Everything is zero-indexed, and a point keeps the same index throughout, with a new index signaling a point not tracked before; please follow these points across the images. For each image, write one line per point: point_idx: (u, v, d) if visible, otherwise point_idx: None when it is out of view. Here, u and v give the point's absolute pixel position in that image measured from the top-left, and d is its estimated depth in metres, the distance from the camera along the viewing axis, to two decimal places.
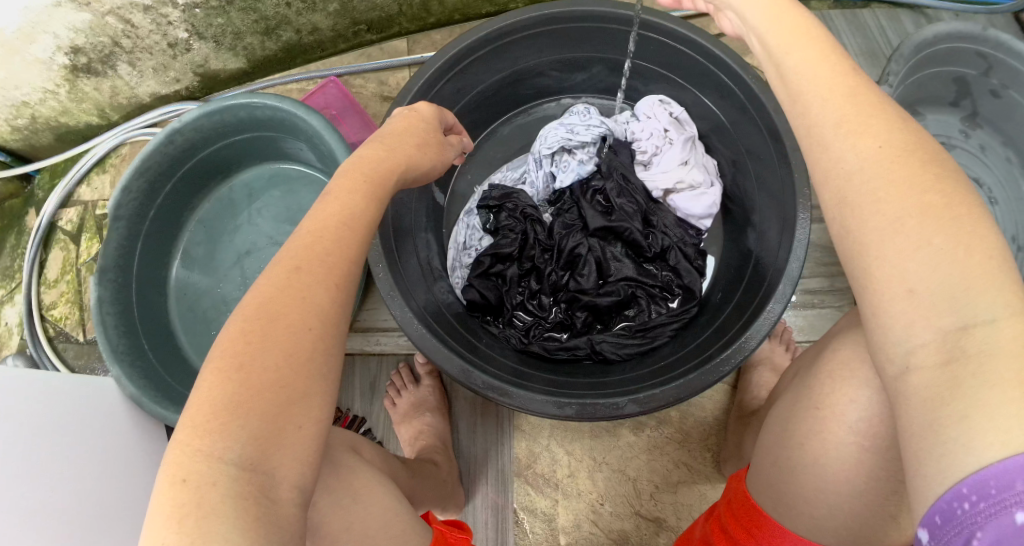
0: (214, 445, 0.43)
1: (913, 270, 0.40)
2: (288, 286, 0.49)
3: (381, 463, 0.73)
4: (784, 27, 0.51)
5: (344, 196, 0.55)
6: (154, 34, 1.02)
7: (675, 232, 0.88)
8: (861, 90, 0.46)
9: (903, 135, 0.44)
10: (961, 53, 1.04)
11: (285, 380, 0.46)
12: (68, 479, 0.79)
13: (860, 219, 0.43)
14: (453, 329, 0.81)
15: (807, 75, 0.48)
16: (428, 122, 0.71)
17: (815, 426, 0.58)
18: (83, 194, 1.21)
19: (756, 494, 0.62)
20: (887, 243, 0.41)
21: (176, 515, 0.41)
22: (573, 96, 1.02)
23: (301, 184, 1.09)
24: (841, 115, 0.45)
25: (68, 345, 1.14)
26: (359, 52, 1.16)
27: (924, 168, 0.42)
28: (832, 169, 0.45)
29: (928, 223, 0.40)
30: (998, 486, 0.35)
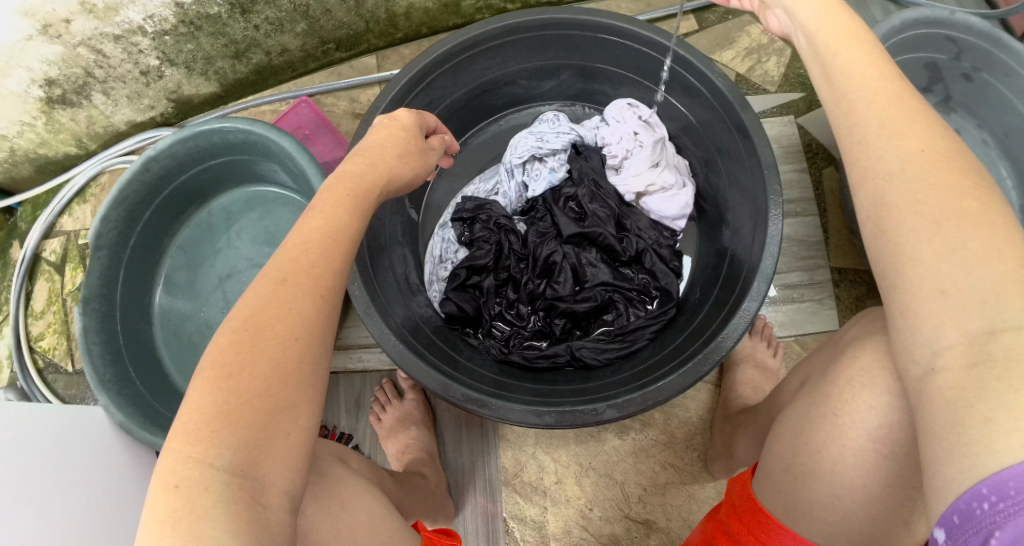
0: (206, 451, 0.43)
1: (947, 271, 0.41)
2: (273, 300, 0.49)
3: (369, 472, 0.73)
4: (834, 33, 0.53)
5: (327, 210, 0.55)
6: (126, 63, 1.02)
7: (650, 234, 0.89)
8: (905, 98, 0.48)
9: (945, 142, 0.46)
10: (931, 38, 1.02)
11: (274, 388, 0.46)
12: (60, 509, 0.79)
13: (896, 219, 0.44)
14: (432, 344, 0.81)
15: (854, 77, 0.50)
16: (409, 130, 0.69)
17: (833, 431, 0.56)
18: (66, 224, 1.21)
19: (763, 497, 0.62)
20: (921, 244, 0.43)
21: (169, 520, 0.41)
22: (542, 105, 1.02)
23: (278, 204, 1.10)
24: (885, 115, 0.47)
25: (58, 376, 1.14)
26: (329, 70, 1.16)
27: (963, 173, 0.44)
28: (872, 167, 0.47)
29: (966, 226, 0.42)
30: (1017, 487, 0.35)
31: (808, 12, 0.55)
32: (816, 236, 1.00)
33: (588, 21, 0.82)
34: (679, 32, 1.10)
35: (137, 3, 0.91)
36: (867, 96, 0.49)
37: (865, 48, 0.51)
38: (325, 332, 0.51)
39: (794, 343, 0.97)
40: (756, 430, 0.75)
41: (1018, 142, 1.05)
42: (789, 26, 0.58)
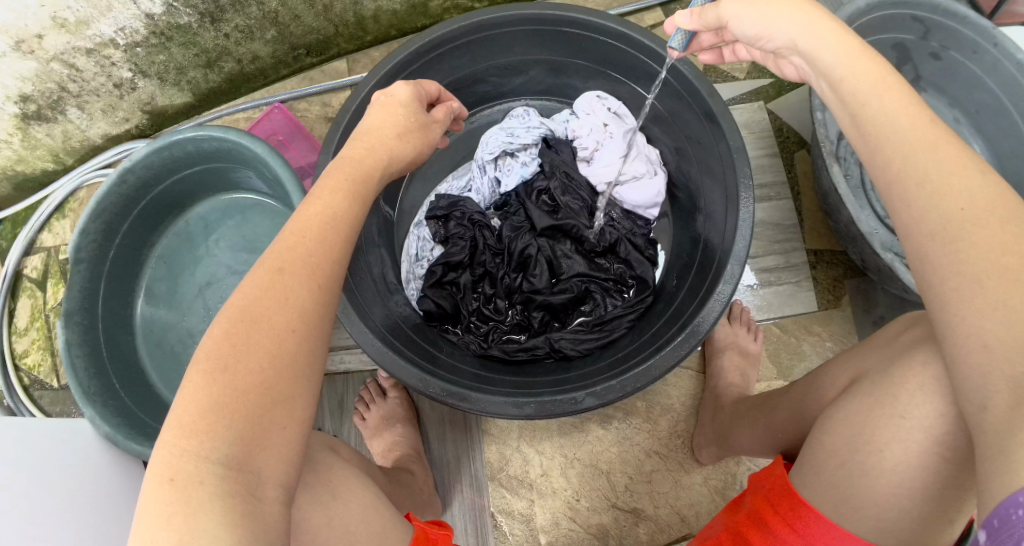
0: (202, 445, 0.44)
1: (991, 328, 0.43)
2: (269, 287, 0.50)
3: (358, 462, 0.74)
4: (866, 79, 0.51)
5: (326, 197, 0.56)
6: (99, 76, 1.02)
7: (624, 224, 0.91)
8: (941, 142, 0.48)
9: (984, 191, 0.46)
10: (897, 19, 1.03)
11: (269, 382, 0.47)
12: (50, 524, 0.79)
13: (940, 277, 0.46)
14: (411, 340, 0.82)
15: (884, 127, 0.50)
16: (407, 106, 0.68)
17: (899, 433, 0.56)
18: (46, 240, 1.21)
19: (805, 491, 0.60)
20: (966, 303, 0.44)
21: (164, 513, 0.41)
22: (512, 101, 1.03)
23: (255, 211, 1.11)
24: (924, 173, 0.47)
25: (44, 392, 1.14)
26: (301, 76, 1.17)
27: (1005, 227, 0.44)
28: (914, 225, 0.48)
29: (1007, 284, 0.43)
30: None
31: (833, 58, 0.53)
32: (791, 220, 1.01)
33: (568, 22, 0.83)
34: (647, 23, 1.11)
35: (108, 16, 0.91)
36: (901, 142, 0.49)
37: (898, 94, 0.50)
38: (321, 326, 0.52)
39: (774, 326, 0.98)
40: (771, 422, 0.75)
41: (990, 119, 1.07)
42: (811, 73, 0.57)
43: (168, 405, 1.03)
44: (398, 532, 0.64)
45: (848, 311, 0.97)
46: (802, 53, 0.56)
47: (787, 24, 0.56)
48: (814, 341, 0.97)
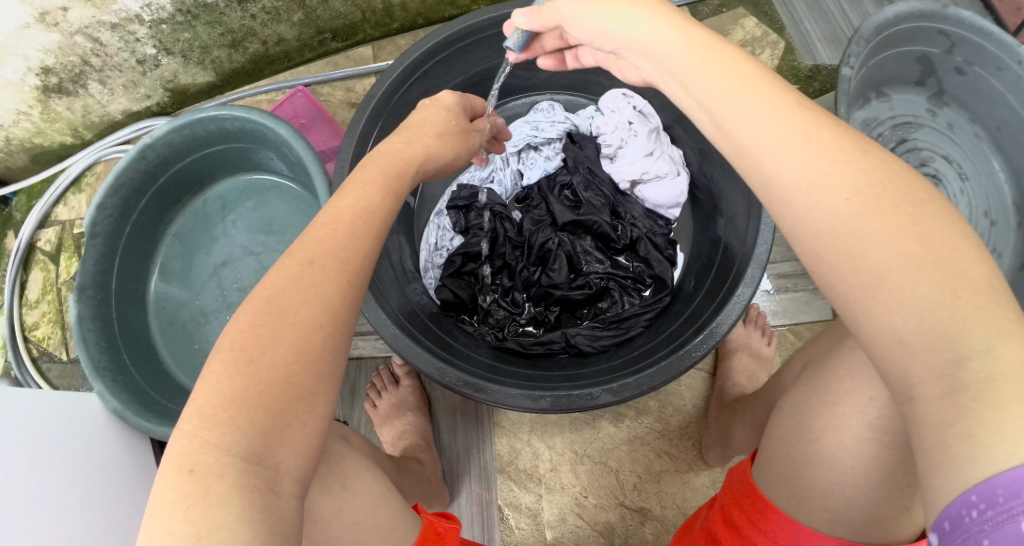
0: (223, 436, 0.43)
1: (901, 324, 0.38)
2: (296, 280, 0.49)
3: (368, 451, 0.73)
4: (724, 76, 0.47)
5: (357, 191, 0.57)
6: (123, 52, 1.02)
7: (644, 223, 0.90)
8: (813, 131, 0.43)
9: (867, 174, 0.41)
10: (922, 32, 1.02)
11: (293, 376, 0.46)
12: (56, 499, 0.79)
13: (839, 277, 0.40)
14: (428, 328, 0.82)
15: (749, 126, 0.44)
16: (448, 109, 0.70)
17: (832, 419, 0.58)
18: (61, 213, 1.22)
19: (765, 487, 0.61)
20: (875, 300, 0.39)
21: (182, 505, 0.41)
22: (538, 94, 1.02)
23: (274, 194, 1.10)
24: (799, 168, 0.42)
25: (52, 366, 1.14)
26: (325, 60, 1.17)
27: (898, 210, 0.39)
28: (798, 227, 0.42)
29: (912, 273, 0.37)
30: (1007, 494, 0.32)
31: (675, 56, 0.50)
32: None
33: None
34: None
35: None
36: (767, 137, 0.43)
37: (761, 80, 0.46)
38: (349, 317, 0.51)
39: (788, 332, 0.98)
40: (755, 418, 0.75)
41: (1010, 135, 1.06)
42: (655, 73, 0.54)
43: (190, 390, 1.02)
44: (405, 523, 0.63)
45: None
46: (643, 53, 0.53)
47: (624, 23, 0.53)
48: None
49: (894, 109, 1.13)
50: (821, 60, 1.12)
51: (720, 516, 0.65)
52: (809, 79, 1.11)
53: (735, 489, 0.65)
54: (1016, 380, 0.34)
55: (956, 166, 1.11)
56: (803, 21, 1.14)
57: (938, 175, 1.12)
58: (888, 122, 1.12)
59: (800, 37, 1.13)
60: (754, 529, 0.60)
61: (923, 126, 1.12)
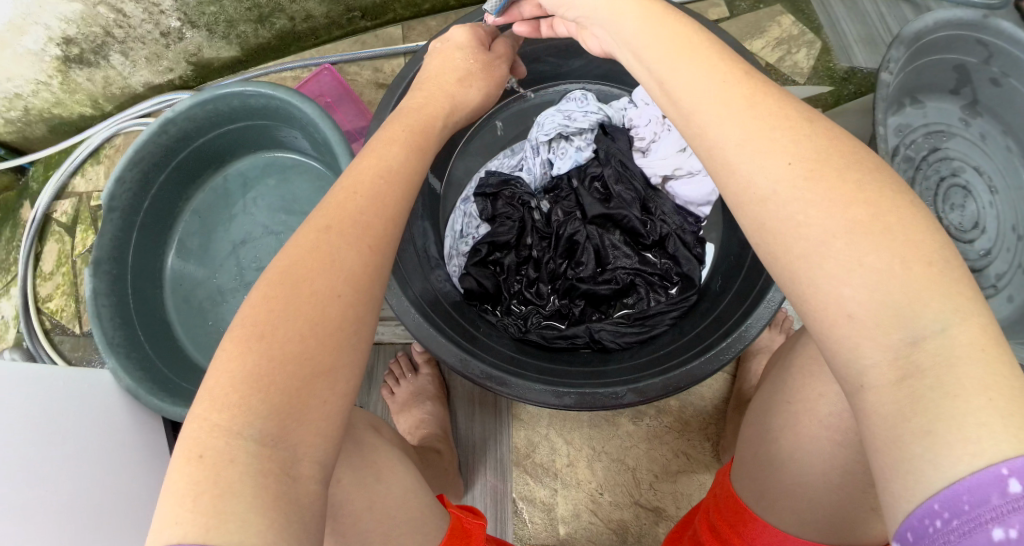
0: (233, 420, 0.41)
1: (849, 295, 0.36)
2: (315, 247, 0.47)
3: (400, 446, 0.72)
4: (668, 44, 0.47)
5: (383, 153, 0.55)
6: (146, 24, 1.00)
7: (674, 219, 0.88)
8: (757, 97, 0.43)
9: (813, 143, 0.40)
10: (961, 41, 0.98)
11: (308, 352, 0.44)
12: (60, 475, 0.77)
13: (784, 244, 0.39)
14: (450, 317, 0.81)
15: (695, 90, 0.44)
16: (464, 48, 0.70)
17: (790, 417, 0.60)
18: (79, 185, 1.21)
19: (739, 490, 0.62)
20: (816, 267, 0.38)
21: (191, 493, 0.38)
22: (571, 82, 0.98)
23: (297, 172, 1.09)
24: (745, 132, 0.41)
25: (65, 338, 1.13)
26: (354, 38, 1.14)
27: (842, 178, 0.39)
28: (742, 194, 0.41)
29: (858, 239, 0.37)
30: (972, 502, 0.31)
31: (630, 25, 0.50)
32: None
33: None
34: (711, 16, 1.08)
35: None
36: (711, 102, 0.43)
37: (707, 48, 0.46)
38: (371, 285, 0.49)
39: None
40: None
41: None
42: (613, 44, 0.54)
43: (202, 367, 1.02)
44: (435, 520, 0.63)
45: None
46: (600, 23, 0.54)
47: None
48: None
49: (927, 116, 1.06)
50: (857, 62, 1.09)
51: (703, 520, 0.67)
52: (844, 81, 1.09)
53: (716, 498, 0.66)
54: (973, 367, 0.33)
55: (985, 179, 1.03)
56: (840, 20, 1.11)
57: (969, 188, 1.04)
58: (920, 129, 1.05)
59: (836, 38, 1.10)
60: (732, 532, 0.62)
61: (955, 136, 1.05)
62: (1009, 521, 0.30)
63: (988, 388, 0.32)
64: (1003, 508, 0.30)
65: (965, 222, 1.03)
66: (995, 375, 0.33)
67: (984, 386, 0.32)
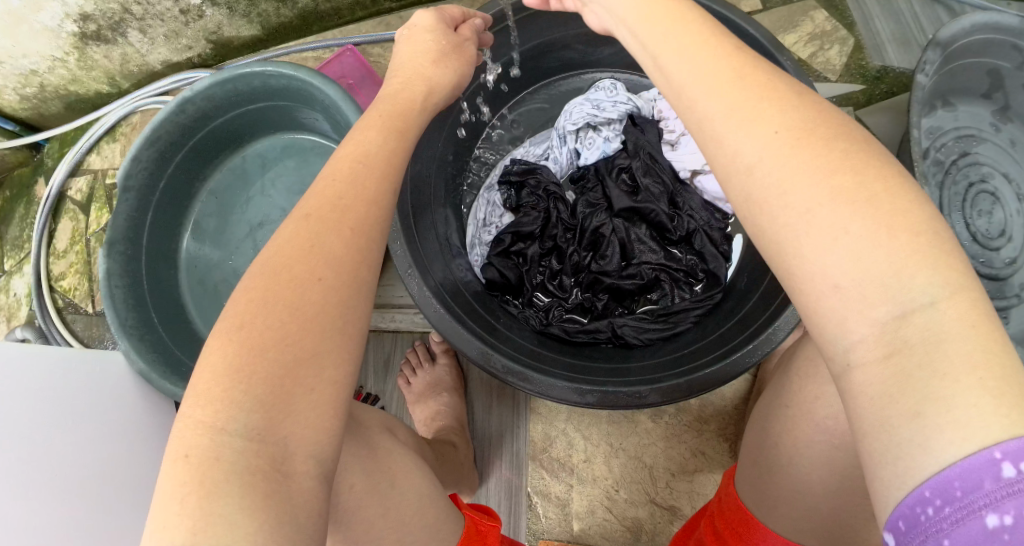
0: (216, 415, 0.40)
1: (834, 264, 0.35)
2: (295, 236, 0.46)
3: (414, 445, 0.71)
4: (657, 22, 0.46)
5: (360, 137, 0.53)
6: (165, 1, 0.98)
7: (701, 215, 0.86)
8: (746, 71, 0.41)
9: (801, 113, 0.39)
10: (996, 44, 0.94)
11: (291, 337, 0.42)
12: (70, 455, 0.76)
13: (769, 215, 0.37)
14: (470, 307, 0.79)
15: (684, 62, 0.43)
16: (432, 30, 0.63)
17: (787, 422, 0.58)
18: (94, 162, 1.19)
19: (743, 497, 0.61)
20: (800, 240, 0.36)
21: (178, 495, 0.37)
22: (598, 71, 0.96)
23: (315, 153, 1.06)
24: (729, 104, 0.40)
25: (77, 317, 1.12)
26: (377, 20, 1.12)
27: (828, 145, 0.37)
28: (729, 165, 0.39)
29: (842, 207, 0.35)
30: (964, 488, 0.30)
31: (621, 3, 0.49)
32: None
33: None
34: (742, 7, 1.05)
35: None
36: (699, 77, 0.41)
37: (698, 26, 0.44)
38: (356, 272, 0.46)
39: None
40: None
41: None
42: (610, 21, 0.52)
43: (203, 337, 1.01)
44: (447, 523, 0.63)
45: None
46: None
47: None
48: None
49: (958, 120, 1.02)
50: (889, 61, 1.06)
51: (707, 528, 0.65)
52: (876, 80, 1.06)
53: (721, 505, 0.64)
54: (961, 343, 0.31)
55: (1014, 186, 1.01)
56: (874, 18, 1.08)
57: (997, 194, 1.00)
58: (951, 133, 1.02)
59: (869, 35, 1.07)
60: (735, 540, 0.60)
61: (985, 142, 1.02)
62: (1004, 506, 0.29)
63: (977, 366, 0.31)
64: (996, 493, 0.29)
65: (992, 230, 0.98)
66: (988, 354, 0.31)
67: (973, 363, 0.31)
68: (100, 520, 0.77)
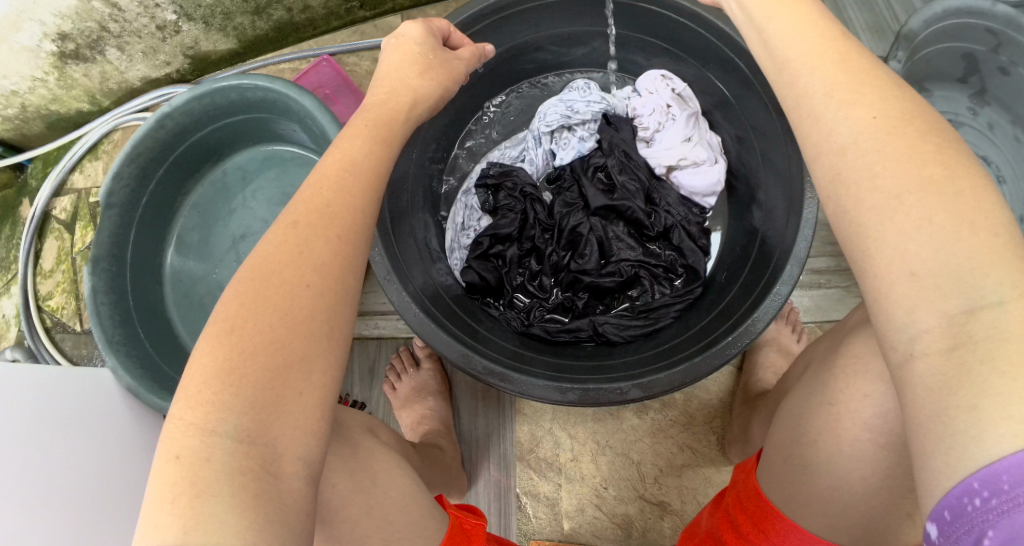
0: (206, 417, 0.40)
1: (915, 251, 0.35)
2: (284, 242, 0.46)
3: (396, 445, 0.71)
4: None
5: (347, 145, 0.52)
6: (141, 18, 0.99)
7: (679, 210, 0.87)
8: (852, 57, 0.42)
9: (900, 103, 0.40)
10: (969, 28, 0.94)
11: (281, 340, 0.42)
12: (61, 472, 0.76)
13: (857, 199, 0.38)
14: (451, 310, 0.80)
15: (792, 41, 0.45)
16: (421, 43, 0.62)
17: (829, 420, 0.56)
18: (78, 181, 1.20)
19: (766, 489, 0.61)
20: (883, 225, 0.37)
21: (169, 495, 0.37)
22: (573, 71, 0.97)
23: (295, 163, 1.07)
24: (832, 84, 0.41)
25: (66, 336, 1.13)
26: (353, 29, 1.13)
27: (921, 138, 0.38)
28: (823, 143, 0.41)
29: (930, 199, 0.36)
30: (1011, 481, 0.31)
31: None
32: None
33: (614, 18, 0.83)
34: None
35: None
36: (807, 55, 0.43)
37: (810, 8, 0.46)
38: (346, 280, 0.46)
39: (817, 329, 0.95)
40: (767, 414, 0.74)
41: None
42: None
43: (188, 349, 1.02)
44: (434, 522, 0.63)
45: None
46: None
47: None
48: None
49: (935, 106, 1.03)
50: None
51: (724, 520, 0.67)
52: None
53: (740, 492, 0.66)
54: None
55: (993, 168, 1.00)
56: (847, 8, 1.08)
57: None
58: None
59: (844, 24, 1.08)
60: (758, 536, 0.61)
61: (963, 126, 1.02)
62: None
63: None
64: None
65: None
66: None
67: None
68: (95, 534, 0.78)
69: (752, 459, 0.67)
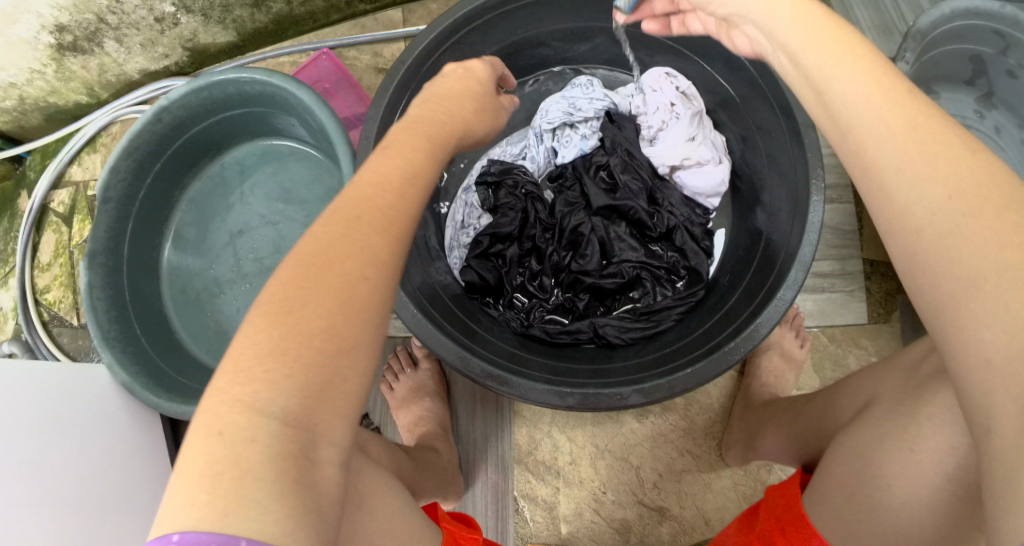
0: (256, 394, 0.35)
1: (989, 340, 0.33)
2: (338, 232, 0.41)
3: (387, 459, 0.69)
4: (821, 50, 0.42)
5: (405, 152, 0.48)
6: (139, 9, 0.98)
7: (682, 210, 0.86)
8: (921, 121, 0.38)
9: (976, 177, 0.36)
10: (975, 30, 0.91)
11: (340, 326, 0.38)
12: (56, 470, 0.75)
13: (929, 278, 0.36)
14: (449, 310, 0.78)
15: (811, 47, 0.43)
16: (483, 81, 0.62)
17: (905, 467, 0.51)
18: (75, 174, 1.18)
19: (817, 522, 0.57)
20: (966, 300, 0.35)
21: (208, 472, 0.34)
22: (576, 67, 0.95)
23: (293, 159, 1.06)
24: (903, 158, 0.37)
25: (63, 330, 1.11)
26: (353, 22, 1.11)
27: (1001, 217, 0.35)
28: (896, 224, 0.38)
29: (1013, 287, 0.33)
30: None
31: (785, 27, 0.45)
32: (850, 225, 0.95)
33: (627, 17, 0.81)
34: None
35: None
36: (869, 118, 0.39)
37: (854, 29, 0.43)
38: (398, 270, 0.43)
39: (821, 333, 0.93)
40: (794, 430, 0.70)
41: None
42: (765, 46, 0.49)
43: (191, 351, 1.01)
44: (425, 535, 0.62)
45: (897, 327, 0.91)
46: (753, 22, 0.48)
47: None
48: (860, 353, 0.91)
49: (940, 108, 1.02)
50: None
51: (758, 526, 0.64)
52: None
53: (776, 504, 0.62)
54: None
55: None
56: (854, 8, 1.07)
57: None
58: None
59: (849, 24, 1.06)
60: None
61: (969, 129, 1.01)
62: None
63: None
64: None
65: None
66: None
67: None
68: (92, 534, 0.76)
69: (794, 477, 0.63)
